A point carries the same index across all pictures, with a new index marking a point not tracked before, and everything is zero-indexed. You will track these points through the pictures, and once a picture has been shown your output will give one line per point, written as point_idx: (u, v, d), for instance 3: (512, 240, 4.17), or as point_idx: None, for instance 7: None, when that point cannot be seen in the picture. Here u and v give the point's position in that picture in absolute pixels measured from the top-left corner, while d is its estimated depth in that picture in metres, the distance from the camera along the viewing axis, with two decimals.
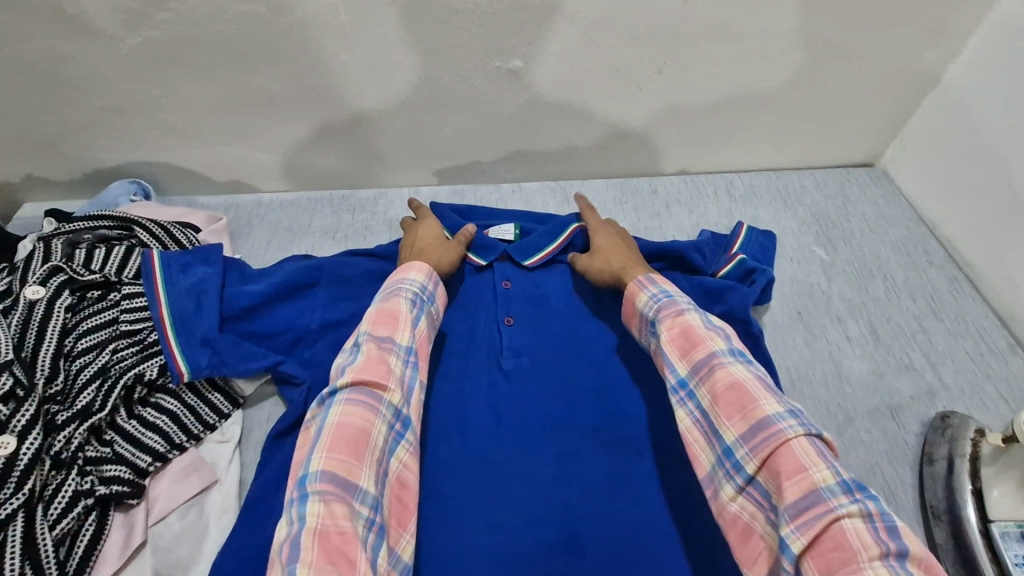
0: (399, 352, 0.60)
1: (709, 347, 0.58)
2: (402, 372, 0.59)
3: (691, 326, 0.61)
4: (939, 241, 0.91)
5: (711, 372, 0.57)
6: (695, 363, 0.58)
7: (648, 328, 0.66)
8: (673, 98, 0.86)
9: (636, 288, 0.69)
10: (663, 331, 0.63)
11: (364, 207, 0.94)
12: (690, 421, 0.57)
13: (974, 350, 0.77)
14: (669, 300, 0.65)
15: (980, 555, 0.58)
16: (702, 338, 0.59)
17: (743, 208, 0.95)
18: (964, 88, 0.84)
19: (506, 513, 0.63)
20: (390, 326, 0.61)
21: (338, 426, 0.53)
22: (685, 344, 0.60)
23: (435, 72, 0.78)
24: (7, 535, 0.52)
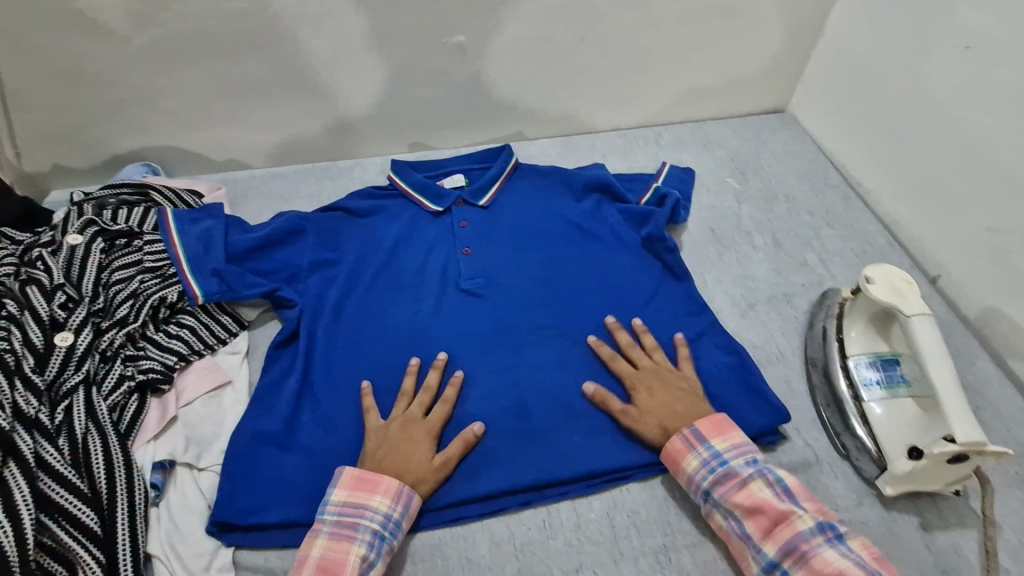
0: (362, 535, 0.63)
1: (794, 527, 0.61)
2: (363, 561, 0.62)
3: (764, 503, 0.62)
4: (837, 168, 1.05)
5: (810, 559, 0.59)
6: (789, 549, 0.60)
7: (699, 493, 0.67)
8: (599, 62, 1.01)
9: (681, 448, 0.69)
10: (729, 507, 0.64)
11: (343, 174, 1.08)
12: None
13: (859, 249, 0.92)
14: (723, 467, 0.66)
15: (841, 388, 0.72)
16: (784, 516, 0.61)
17: (668, 153, 1.09)
18: (841, 36, 0.99)
19: (468, 394, 0.76)
20: (366, 492, 0.65)
21: (320, 561, 0.62)
22: (766, 522, 0.62)
23: (394, 52, 0.94)
24: (74, 399, 0.67)
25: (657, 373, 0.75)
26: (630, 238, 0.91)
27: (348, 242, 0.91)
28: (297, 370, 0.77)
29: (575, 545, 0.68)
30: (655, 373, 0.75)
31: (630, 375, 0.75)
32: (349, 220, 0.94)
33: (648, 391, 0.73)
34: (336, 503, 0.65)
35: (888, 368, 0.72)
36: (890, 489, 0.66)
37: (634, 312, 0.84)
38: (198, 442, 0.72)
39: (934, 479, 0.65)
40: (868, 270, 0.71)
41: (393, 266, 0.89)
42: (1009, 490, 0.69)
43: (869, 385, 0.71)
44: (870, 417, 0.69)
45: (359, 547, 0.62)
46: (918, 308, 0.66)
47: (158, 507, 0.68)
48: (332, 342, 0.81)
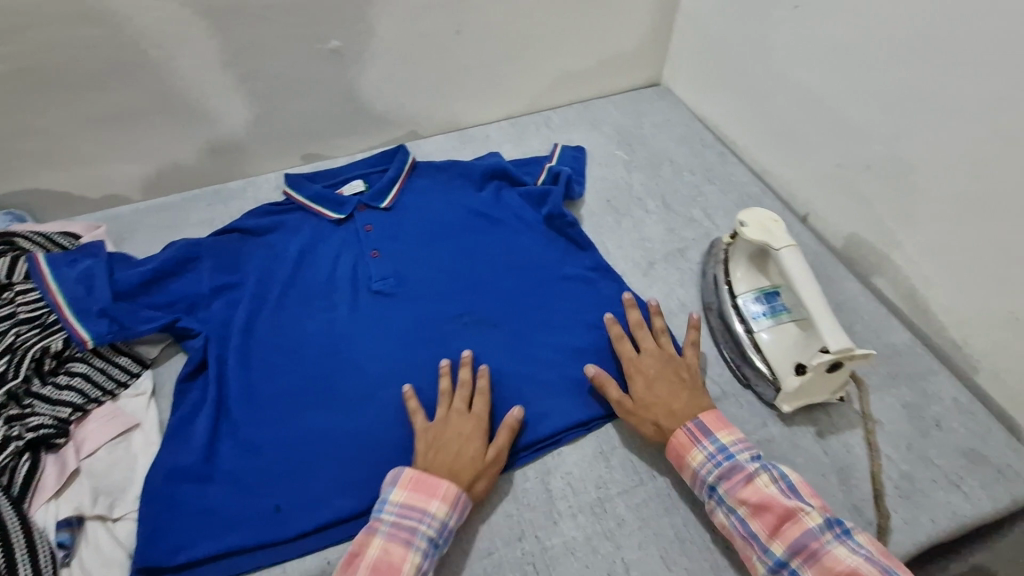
0: (418, 544, 0.61)
1: (803, 524, 0.61)
2: (417, 569, 0.60)
3: (772, 500, 0.63)
4: (711, 129, 1.13)
5: (818, 557, 0.59)
6: (798, 547, 0.60)
7: (705, 488, 0.67)
8: (479, 54, 1.03)
9: (685, 441, 0.69)
10: (735, 503, 0.64)
11: (236, 196, 1.04)
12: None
13: (738, 199, 1.00)
14: (732, 462, 0.66)
15: (735, 325, 0.79)
16: (791, 513, 0.62)
17: (559, 135, 1.13)
18: (694, 9, 1.08)
19: (395, 392, 0.77)
20: (425, 495, 0.64)
21: (377, 562, 0.60)
22: (773, 519, 0.62)
23: (269, 64, 0.92)
24: None
25: (667, 362, 0.75)
26: (533, 219, 0.94)
27: (249, 262, 0.88)
28: (210, 400, 0.74)
29: (515, 515, 0.70)
30: (659, 360, 0.75)
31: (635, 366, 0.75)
32: (247, 240, 0.91)
33: (653, 379, 0.74)
34: (394, 504, 0.64)
35: (771, 299, 0.79)
36: (787, 407, 0.73)
37: (545, 287, 0.87)
38: (108, 492, 0.68)
39: (819, 390, 0.72)
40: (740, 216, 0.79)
41: (302, 280, 0.88)
42: (883, 388, 0.78)
43: (756, 318, 0.78)
44: (762, 346, 0.76)
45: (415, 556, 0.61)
46: (785, 241, 0.75)
47: (69, 567, 0.63)
48: (246, 365, 0.78)
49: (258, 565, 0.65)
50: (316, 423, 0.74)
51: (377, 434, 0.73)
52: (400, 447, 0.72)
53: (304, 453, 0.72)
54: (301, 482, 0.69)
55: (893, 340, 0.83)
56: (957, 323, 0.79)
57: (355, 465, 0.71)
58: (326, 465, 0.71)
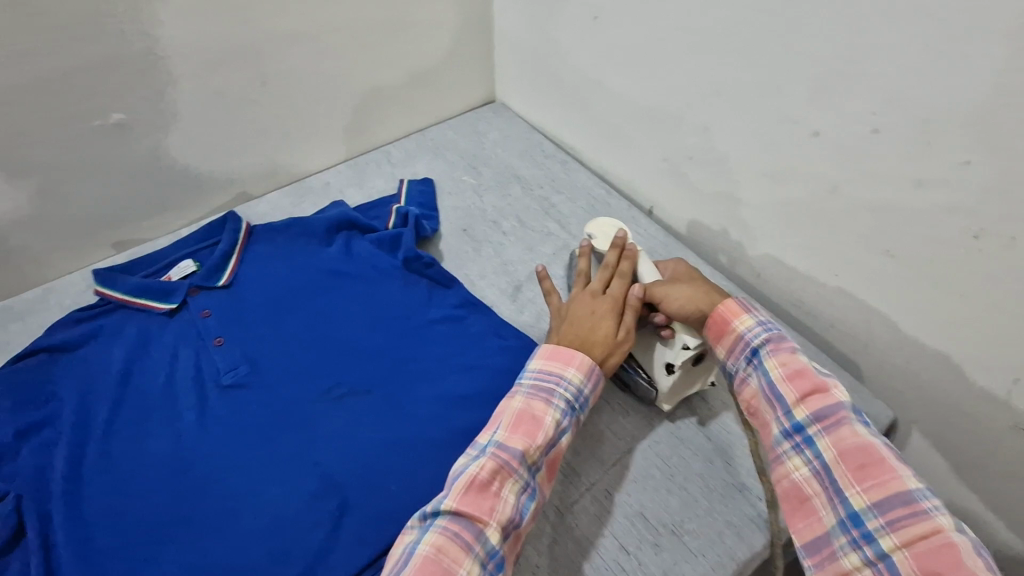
0: (558, 402, 0.65)
1: (833, 397, 0.60)
2: (557, 424, 0.64)
3: (810, 369, 0.62)
4: (551, 138, 1.15)
5: (839, 426, 0.58)
6: (821, 414, 0.60)
7: (739, 352, 0.66)
8: (292, 101, 0.96)
9: (734, 308, 0.68)
10: (773, 365, 0.63)
11: (32, 308, 0.88)
12: (807, 472, 0.59)
13: (588, 203, 1.03)
14: (776, 333, 0.66)
15: None
16: (824, 386, 0.61)
17: (403, 169, 1.09)
18: (507, 25, 1.08)
19: (264, 495, 0.68)
20: (561, 363, 0.67)
21: (519, 412, 0.64)
22: (800, 384, 0.61)
23: (33, 152, 0.79)
24: None
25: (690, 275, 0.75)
26: (389, 265, 0.89)
27: (63, 386, 0.75)
28: (30, 569, 0.62)
29: None
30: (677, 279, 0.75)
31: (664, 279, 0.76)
32: (55, 360, 0.78)
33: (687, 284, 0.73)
34: (504, 420, 0.63)
35: None
36: (667, 404, 0.75)
37: (415, 336, 0.82)
38: None
39: (692, 381, 0.75)
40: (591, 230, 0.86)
41: (135, 393, 0.76)
42: None
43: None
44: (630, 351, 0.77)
45: (512, 490, 0.60)
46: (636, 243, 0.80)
47: None
48: (74, 513, 0.66)
49: None
50: (177, 559, 0.64)
51: (248, 551, 0.65)
52: (278, 559, 0.64)
53: None
54: None
55: None
56: (792, 286, 0.86)
57: None
58: None
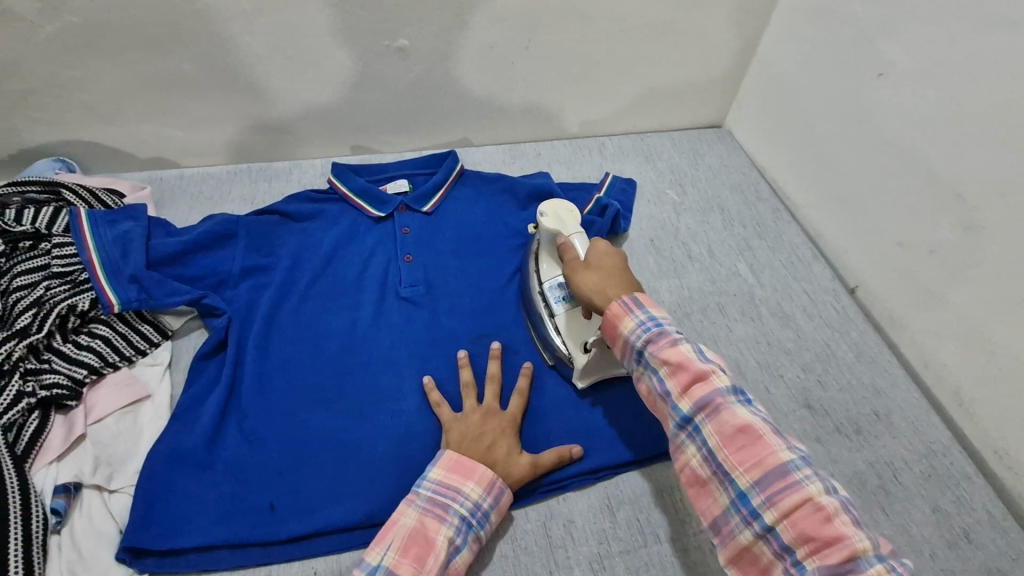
0: (452, 519, 0.62)
1: (711, 384, 0.56)
2: (451, 544, 0.61)
3: (689, 357, 0.58)
4: (769, 182, 1.10)
5: (717, 413, 0.55)
6: (702, 403, 0.56)
7: (632, 354, 0.62)
8: (543, 71, 1.01)
9: (619, 312, 0.63)
10: (656, 363, 0.59)
11: (280, 176, 1.04)
12: (699, 459, 0.56)
13: (787, 260, 0.97)
14: (657, 328, 0.61)
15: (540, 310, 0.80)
16: (702, 373, 0.57)
17: (611, 164, 1.10)
18: (772, 57, 1.03)
19: (403, 403, 0.75)
20: (461, 476, 0.65)
21: (411, 532, 0.60)
22: (682, 378, 0.57)
23: (332, 52, 0.91)
24: None
25: (605, 265, 0.71)
26: None
27: (283, 246, 0.87)
28: (222, 382, 0.74)
29: (510, 557, 0.67)
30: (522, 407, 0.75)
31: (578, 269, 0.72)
32: (285, 224, 0.89)
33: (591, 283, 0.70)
34: (395, 537, 0.60)
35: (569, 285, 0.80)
36: (579, 380, 0.76)
37: None
38: (109, 462, 0.68)
39: (607, 365, 0.76)
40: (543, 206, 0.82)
41: (333, 274, 0.86)
42: (912, 488, 0.74)
43: (557, 301, 0.79)
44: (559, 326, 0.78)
45: None
46: (575, 229, 0.78)
47: (60, 535, 0.63)
48: (262, 352, 0.77)
49: (246, 563, 0.64)
50: (321, 423, 0.72)
51: (379, 445, 0.71)
52: (402, 465, 0.70)
53: (301, 452, 0.70)
54: (299, 484, 0.68)
55: (930, 438, 0.78)
56: (1005, 434, 0.74)
57: (354, 478, 0.69)
58: (322, 470, 0.69)
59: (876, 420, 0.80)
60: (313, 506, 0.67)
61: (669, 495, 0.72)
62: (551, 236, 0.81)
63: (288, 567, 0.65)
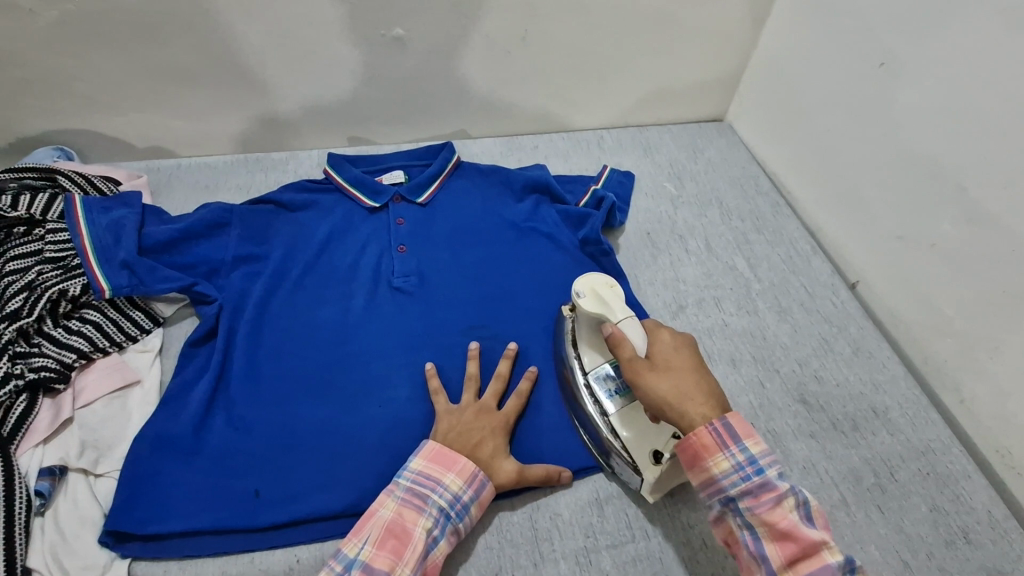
0: (430, 511, 0.62)
1: (817, 555, 0.53)
2: (428, 535, 0.60)
3: (793, 522, 0.54)
4: (769, 176, 1.08)
5: (782, 529, 0.54)
6: (798, 569, 0.53)
7: (721, 497, 0.57)
8: (541, 63, 1.00)
9: (710, 443, 0.58)
10: (755, 520, 0.55)
11: (277, 166, 1.04)
12: (751, 561, 0.56)
13: (785, 255, 0.96)
14: (758, 478, 0.56)
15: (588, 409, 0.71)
16: (807, 543, 0.54)
17: (610, 157, 1.09)
18: (775, 49, 1.02)
19: (392, 393, 0.75)
20: (442, 467, 0.64)
21: (389, 524, 0.60)
22: (784, 545, 0.54)
23: (328, 41, 0.90)
24: None
25: (677, 369, 0.63)
26: (567, 240, 0.90)
27: (277, 235, 0.87)
28: (211, 368, 0.74)
29: (495, 548, 0.67)
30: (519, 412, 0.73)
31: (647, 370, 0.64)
32: (279, 214, 0.89)
33: (668, 388, 0.62)
34: (372, 530, 0.60)
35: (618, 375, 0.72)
36: (652, 496, 0.68)
37: None
38: (95, 446, 0.68)
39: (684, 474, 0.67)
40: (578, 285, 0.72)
41: (326, 263, 0.85)
42: (909, 486, 0.73)
43: (608, 397, 0.71)
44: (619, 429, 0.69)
45: None
46: (622, 312, 0.68)
47: (43, 517, 0.64)
48: (253, 340, 0.77)
49: (229, 549, 0.64)
50: (308, 411, 0.72)
51: (366, 435, 0.71)
52: (389, 455, 0.70)
53: (288, 440, 0.70)
54: (284, 472, 0.68)
55: (929, 435, 0.77)
56: (1004, 432, 0.72)
57: (340, 466, 0.69)
58: (309, 459, 0.69)
59: (874, 417, 0.78)
60: (298, 494, 0.67)
61: (660, 490, 0.71)
62: (592, 318, 0.72)
63: (271, 554, 0.65)
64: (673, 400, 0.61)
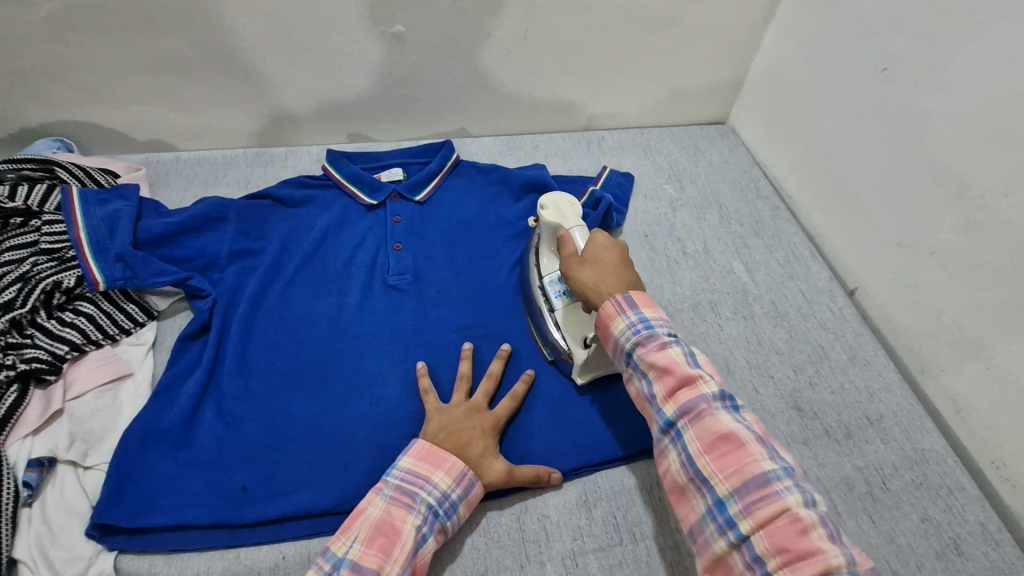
0: (419, 509, 0.61)
1: (698, 390, 0.55)
2: (417, 533, 0.60)
3: (677, 361, 0.56)
4: (770, 180, 1.07)
5: (705, 428, 0.53)
6: (686, 408, 0.55)
7: (622, 355, 0.61)
8: (542, 62, 0.99)
9: (610, 310, 0.62)
10: (644, 366, 0.58)
11: (276, 161, 1.04)
12: (679, 465, 0.54)
13: (784, 259, 0.95)
14: (647, 330, 0.59)
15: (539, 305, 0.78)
16: (691, 379, 0.55)
17: (610, 157, 1.09)
18: (778, 52, 1.01)
19: (383, 391, 0.74)
20: (431, 465, 0.64)
21: (378, 522, 0.59)
22: (669, 382, 0.56)
23: (328, 37, 0.90)
24: None
25: (604, 259, 0.68)
26: None
27: (274, 230, 0.86)
28: (203, 363, 0.74)
29: (482, 549, 0.66)
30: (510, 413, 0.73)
31: (574, 266, 0.69)
32: (276, 209, 0.88)
33: (589, 277, 0.67)
34: (361, 529, 0.59)
35: None
36: (581, 377, 0.75)
37: None
38: (84, 439, 0.68)
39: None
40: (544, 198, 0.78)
41: (321, 260, 0.85)
42: (902, 495, 0.72)
43: (558, 296, 0.77)
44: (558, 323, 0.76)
45: None
46: (576, 221, 0.74)
47: (30, 508, 0.64)
48: (246, 335, 0.77)
49: (215, 544, 0.64)
50: (299, 408, 0.72)
51: (356, 433, 0.71)
52: (378, 453, 0.70)
53: (277, 436, 0.70)
54: (272, 468, 0.68)
55: (924, 444, 0.76)
56: (1000, 443, 0.72)
57: (329, 463, 0.69)
58: (298, 456, 0.69)
59: (868, 425, 0.78)
60: (286, 491, 0.67)
61: (648, 494, 0.71)
62: (551, 228, 0.78)
63: (257, 551, 0.65)
64: (588, 285, 0.66)
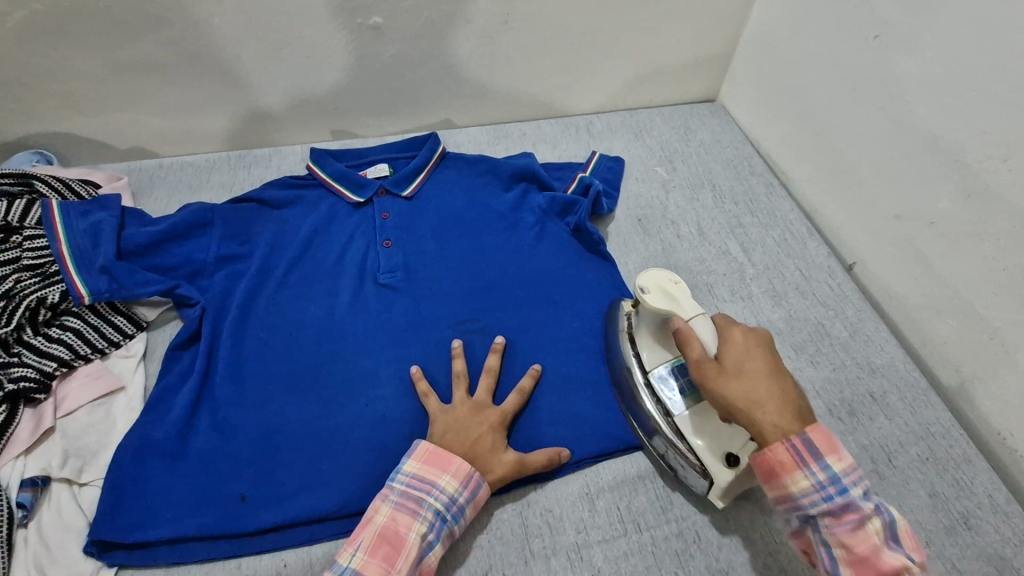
0: (424, 515, 0.61)
1: (861, 516, 0.53)
2: (423, 540, 0.60)
3: (849, 497, 0.53)
4: (763, 156, 1.06)
5: (862, 552, 0.52)
6: (844, 533, 0.53)
7: (797, 505, 0.55)
8: (526, 47, 0.97)
9: (787, 457, 0.55)
10: (812, 498, 0.54)
11: (260, 163, 1.02)
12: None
13: (780, 237, 0.93)
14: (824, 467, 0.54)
15: (648, 406, 0.70)
16: (852, 504, 0.53)
17: (599, 142, 1.07)
18: (766, 24, 0.98)
19: (379, 391, 0.74)
20: (436, 469, 0.63)
21: (381, 530, 0.60)
22: (834, 510, 0.54)
23: (305, 32, 0.88)
24: None
25: (746, 368, 0.59)
26: (560, 231, 0.89)
27: (261, 233, 0.85)
28: (195, 371, 0.73)
29: (485, 547, 0.66)
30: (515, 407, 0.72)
31: (717, 380, 0.59)
32: (262, 211, 0.87)
33: (744, 391, 0.58)
34: (367, 536, 0.59)
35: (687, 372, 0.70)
36: (720, 500, 0.66)
37: (562, 305, 0.82)
38: (78, 455, 0.68)
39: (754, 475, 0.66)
40: (643, 279, 0.69)
41: (311, 260, 0.84)
42: (908, 471, 0.71)
43: (673, 397, 0.69)
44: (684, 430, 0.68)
45: None
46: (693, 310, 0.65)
47: (26, 529, 0.64)
48: (237, 342, 0.76)
49: (216, 555, 0.64)
50: (294, 413, 0.71)
51: (354, 436, 0.70)
52: (376, 454, 0.69)
53: (274, 442, 0.69)
54: (270, 474, 0.67)
55: (928, 418, 0.75)
56: (1006, 415, 0.71)
57: (327, 467, 0.68)
58: (295, 460, 0.68)
59: (872, 402, 0.77)
60: (285, 498, 0.66)
61: (651, 483, 0.70)
62: (656, 314, 0.69)
63: (258, 559, 0.64)
64: (741, 404, 0.57)
